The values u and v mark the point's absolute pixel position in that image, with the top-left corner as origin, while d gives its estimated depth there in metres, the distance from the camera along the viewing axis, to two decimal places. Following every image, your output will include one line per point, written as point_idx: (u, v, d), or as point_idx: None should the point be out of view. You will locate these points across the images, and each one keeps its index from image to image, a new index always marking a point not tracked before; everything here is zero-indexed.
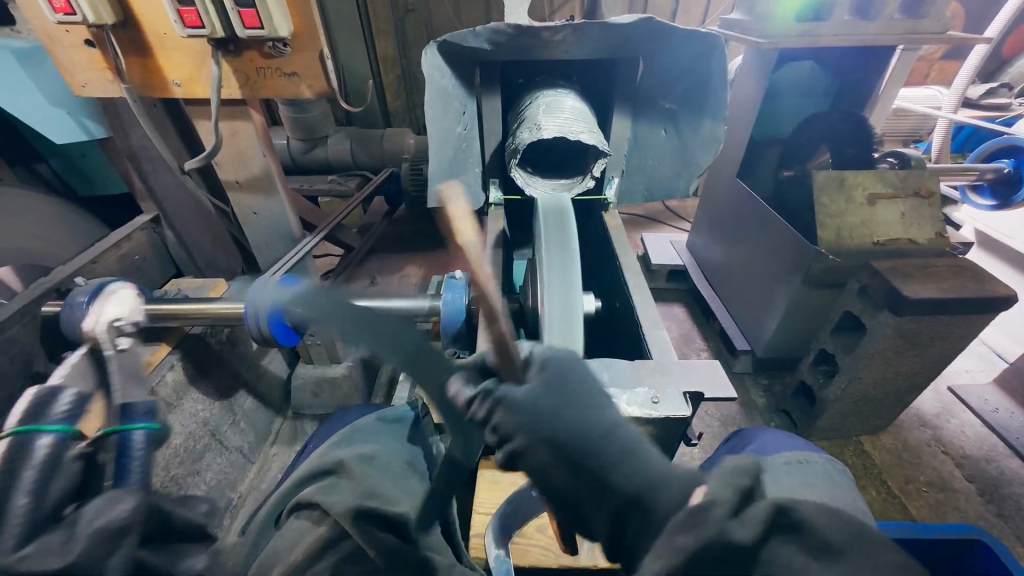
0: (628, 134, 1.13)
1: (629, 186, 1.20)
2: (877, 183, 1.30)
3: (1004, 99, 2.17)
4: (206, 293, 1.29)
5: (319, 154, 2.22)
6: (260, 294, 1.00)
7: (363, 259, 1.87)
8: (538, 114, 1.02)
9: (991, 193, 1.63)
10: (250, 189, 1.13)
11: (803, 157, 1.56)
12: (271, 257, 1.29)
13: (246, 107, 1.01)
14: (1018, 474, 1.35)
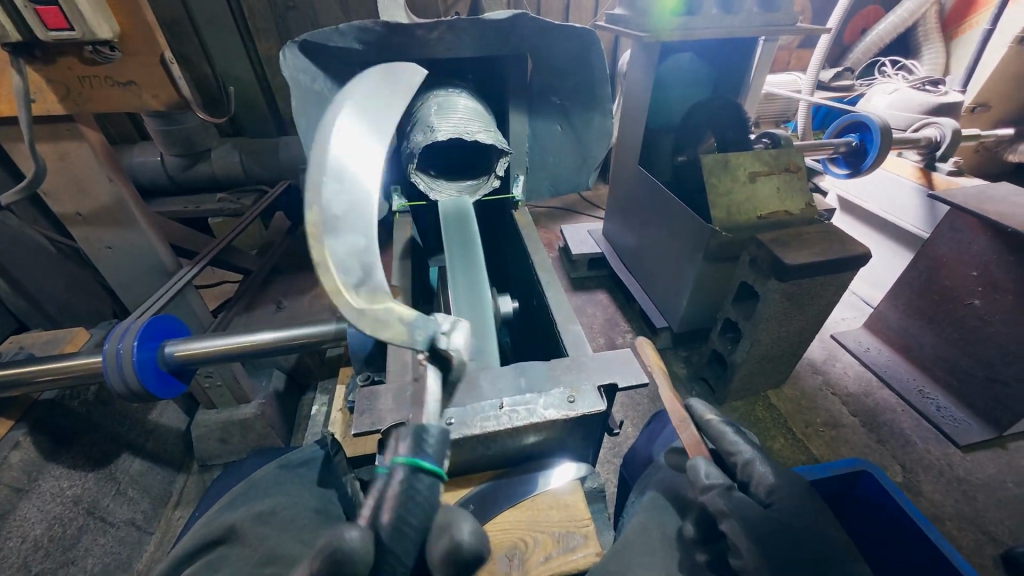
0: (526, 131, 1.12)
1: (535, 183, 1.20)
2: (754, 163, 1.42)
3: (847, 81, 2.51)
4: (59, 349, 1.08)
5: (202, 170, 1.98)
6: (112, 339, 0.86)
7: (266, 282, 1.69)
8: (430, 116, 0.97)
9: (845, 163, 1.87)
10: (98, 220, 0.96)
11: (693, 143, 1.68)
12: (142, 295, 1.12)
13: (76, 124, 0.84)
14: (890, 403, 1.57)
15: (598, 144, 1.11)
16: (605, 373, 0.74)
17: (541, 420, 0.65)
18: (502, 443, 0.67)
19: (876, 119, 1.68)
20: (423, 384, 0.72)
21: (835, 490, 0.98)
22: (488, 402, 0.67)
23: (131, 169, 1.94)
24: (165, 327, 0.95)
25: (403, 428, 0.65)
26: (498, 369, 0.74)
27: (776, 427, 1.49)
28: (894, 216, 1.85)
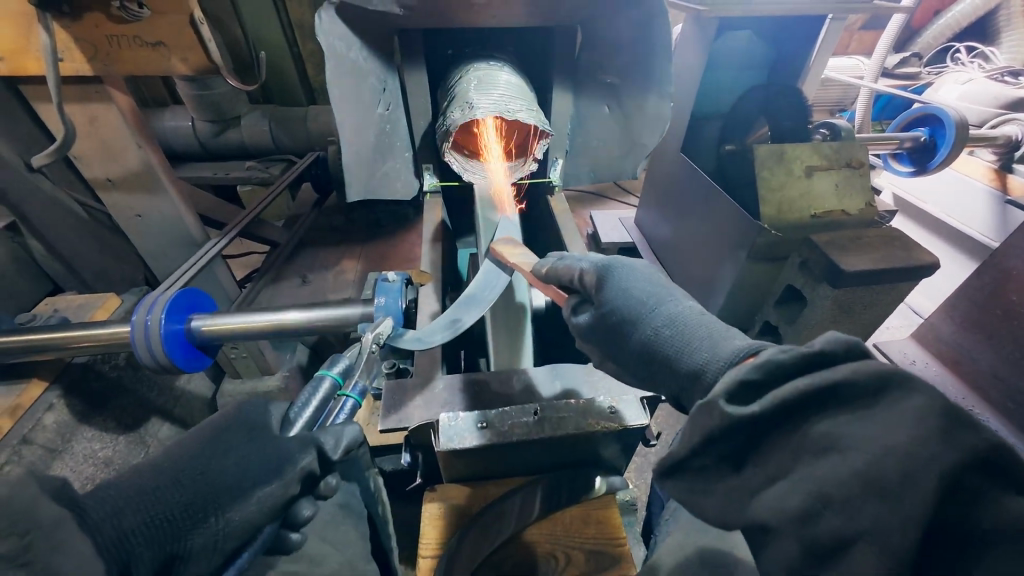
0: (570, 111, 1.04)
1: (574, 168, 1.13)
2: (813, 156, 1.31)
3: (913, 69, 2.30)
4: (90, 313, 1.09)
5: (231, 137, 1.96)
6: (138, 312, 0.85)
7: (291, 255, 1.68)
8: (469, 91, 0.91)
9: (910, 160, 1.71)
10: (128, 188, 0.94)
11: (743, 131, 1.56)
12: (171, 265, 1.11)
13: (105, 86, 0.81)
14: None
15: (648, 129, 1.02)
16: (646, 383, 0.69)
17: (577, 433, 0.60)
18: (534, 451, 0.63)
19: (952, 112, 1.52)
20: (453, 381, 0.69)
21: None
22: (523, 407, 0.63)
23: (163, 133, 1.92)
24: (194, 300, 0.94)
25: (431, 429, 0.62)
26: (532, 372, 0.71)
27: None
28: (958, 220, 1.70)
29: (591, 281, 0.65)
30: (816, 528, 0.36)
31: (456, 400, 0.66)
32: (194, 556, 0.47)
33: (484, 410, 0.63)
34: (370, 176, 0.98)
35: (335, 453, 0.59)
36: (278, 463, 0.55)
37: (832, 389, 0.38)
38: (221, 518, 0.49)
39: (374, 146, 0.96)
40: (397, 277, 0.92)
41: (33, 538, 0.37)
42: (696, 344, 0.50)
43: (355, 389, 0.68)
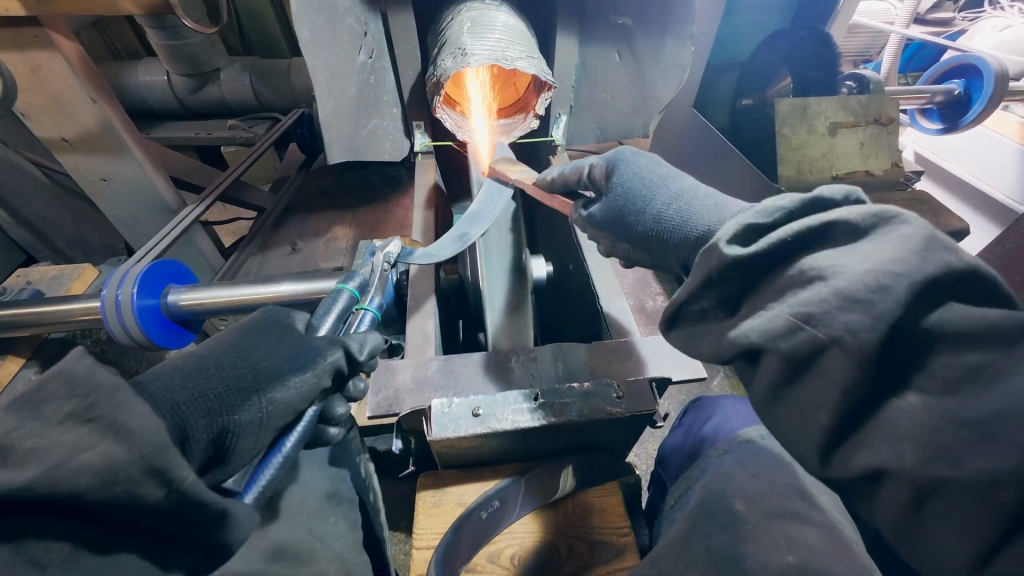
0: (575, 60, 0.93)
1: (579, 126, 1.03)
2: (838, 111, 1.20)
3: (947, 14, 2.11)
4: (65, 285, 1.03)
5: (210, 93, 1.82)
6: (109, 285, 0.80)
7: (280, 221, 1.60)
8: (462, 35, 0.80)
9: (940, 117, 1.59)
10: (87, 149, 0.85)
11: (762, 83, 1.43)
12: (146, 233, 1.03)
13: (44, 29, 0.71)
14: None
15: (663, 80, 0.92)
16: (656, 364, 0.65)
17: (585, 418, 0.56)
18: (534, 438, 0.58)
19: (992, 62, 1.39)
20: (447, 362, 0.64)
21: None
22: (522, 392, 0.58)
23: (136, 88, 1.78)
24: (170, 272, 0.88)
25: (423, 416, 0.57)
26: (533, 350, 0.66)
27: None
28: (984, 182, 1.61)
29: (600, 174, 0.65)
30: (799, 393, 0.38)
31: (450, 382, 0.61)
32: (246, 432, 0.45)
33: (478, 395, 0.58)
34: (353, 136, 0.90)
35: (361, 353, 0.55)
36: (309, 355, 0.52)
37: (826, 229, 0.38)
38: (264, 399, 0.48)
39: (357, 100, 0.86)
40: None
41: (95, 400, 0.35)
42: (699, 212, 0.50)
43: (373, 304, 0.64)
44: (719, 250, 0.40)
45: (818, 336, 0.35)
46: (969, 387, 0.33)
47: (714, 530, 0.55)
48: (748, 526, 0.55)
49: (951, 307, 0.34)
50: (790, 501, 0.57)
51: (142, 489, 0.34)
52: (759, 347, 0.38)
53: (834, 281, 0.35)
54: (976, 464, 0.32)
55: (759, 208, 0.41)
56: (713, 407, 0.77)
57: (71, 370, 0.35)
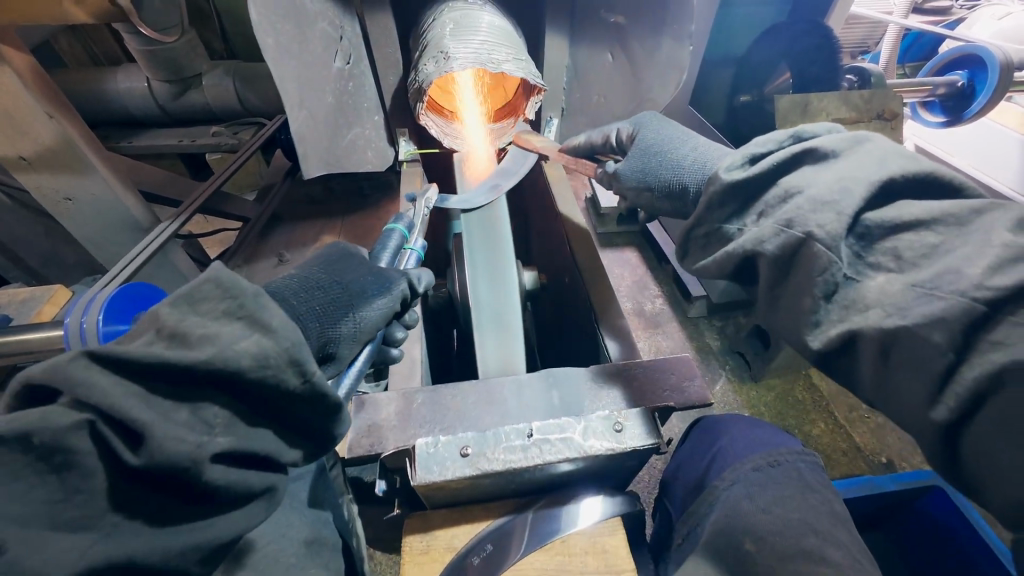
0: (566, 60, 0.88)
1: (571, 129, 0.99)
2: (839, 107, 1.16)
3: (946, 2, 2.06)
4: (35, 308, 0.97)
5: (190, 99, 1.76)
6: (72, 314, 0.74)
7: (264, 231, 1.54)
8: (445, 38, 0.75)
9: (942, 109, 1.55)
10: (48, 168, 0.80)
11: (761, 79, 1.38)
12: (118, 253, 0.98)
13: None
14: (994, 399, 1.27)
15: (657, 81, 0.88)
16: (657, 390, 0.60)
17: (580, 455, 0.52)
18: (528, 476, 0.54)
19: (996, 51, 1.35)
20: (433, 393, 0.59)
21: (921, 526, 0.83)
22: (515, 426, 0.54)
23: (114, 95, 1.72)
24: (140, 295, 0.82)
25: (408, 456, 0.53)
26: (526, 377, 0.61)
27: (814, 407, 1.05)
28: (988, 175, 1.56)
29: (627, 137, 0.77)
30: (788, 289, 0.48)
31: (437, 417, 0.57)
32: (342, 343, 0.53)
33: (468, 431, 0.54)
34: (333, 148, 0.85)
35: (420, 287, 0.62)
36: (383, 283, 0.59)
37: (801, 156, 0.50)
38: (355, 317, 0.54)
39: (335, 109, 0.81)
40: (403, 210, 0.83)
41: (242, 302, 0.40)
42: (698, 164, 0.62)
43: (418, 245, 0.71)
44: (719, 175, 0.53)
45: (796, 235, 0.45)
46: (925, 261, 0.40)
47: None
48: None
49: (907, 203, 0.43)
50: (802, 539, 0.52)
51: (287, 374, 0.40)
52: (751, 252, 0.49)
53: (809, 192, 0.46)
54: (926, 309, 0.38)
55: (752, 145, 0.54)
56: (717, 429, 0.71)
57: (221, 275, 0.41)
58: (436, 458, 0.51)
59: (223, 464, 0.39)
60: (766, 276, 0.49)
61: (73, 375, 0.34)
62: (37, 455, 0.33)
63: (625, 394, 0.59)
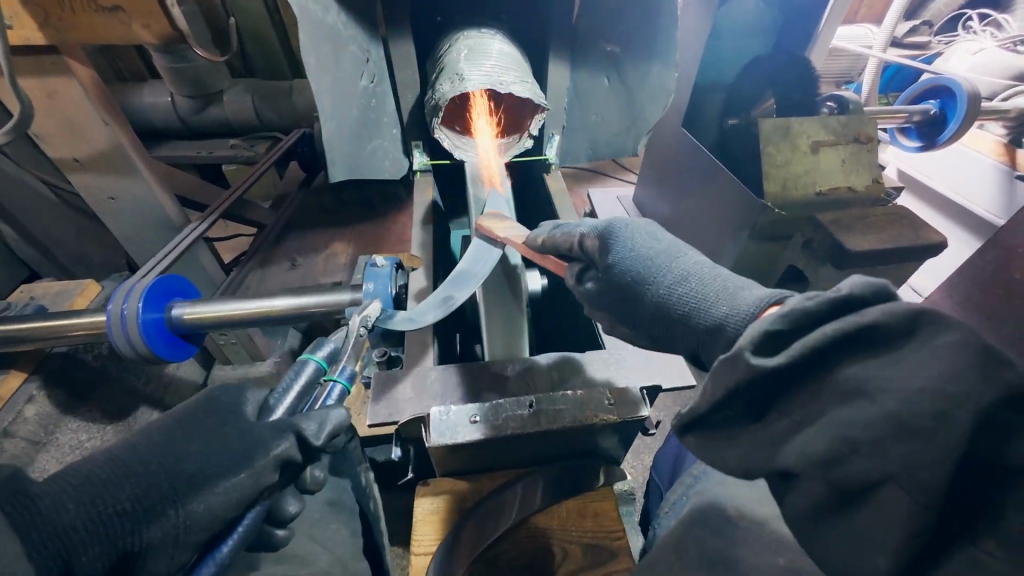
0: (567, 83, 0.98)
1: (571, 144, 1.07)
2: (819, 130, 1.25)
3: (923, 38, 2.19)
4: (68, 301, 1.04)
5: (212, 114, 1.86)
6: (116, 297, 0.82)
7: (279, 237, 1.62)
8: (459, 62, 0.84)
9: (918, 135, 1.66)
10: (96, 169, 0.89)
11: (747, 104, 1.48)
12: (148, 250, 1.06)
13: (64, 56, 0.75)
14: None
15: (652, 105, 0.96)
16: (647, 373, 0.67)
17: (578, 423, 0.58)
18: (530, 444, 0.60)
19: (964, 83, 1.47)
20: (446, 371, 0.66)
21: None
22: (518, 399, 0.61)
23: (141, 109, 1.83)
24: (176, 287, 0.90)
25: (423, 422, 0.59)
26: (530, 359, 0.68)
27: None
28: (963, 197, 1.66)
29: (593, 245, 0.61)
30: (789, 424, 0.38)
31: (451, 393, 0.64)
32: (151, 551, 0.45)
33: (477, 403, 0.60)
34: (355, 156, 0.94)
35: (317, 439, 0.54)
36: (252, 449, 0.52)
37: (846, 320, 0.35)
38: (179, 511, 0.46)
39: (358, 121, 0.90)
40: (387, 261, 0.86)
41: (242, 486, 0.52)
42: (713, 296, 0.46)
43: (343, 374, 0.61)
44: (745, 360, 0.35)
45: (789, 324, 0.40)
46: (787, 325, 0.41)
47: (706, 535, 0.57)
48: (739, 530, 0.57)
49: None
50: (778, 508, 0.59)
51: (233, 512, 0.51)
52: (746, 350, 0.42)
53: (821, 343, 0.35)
54: None
55: (775, 317, 0.36)
56: None
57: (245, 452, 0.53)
58: (455, 422, 0.57)
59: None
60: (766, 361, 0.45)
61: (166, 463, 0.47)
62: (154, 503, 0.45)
63: (619, 375, 0.67)
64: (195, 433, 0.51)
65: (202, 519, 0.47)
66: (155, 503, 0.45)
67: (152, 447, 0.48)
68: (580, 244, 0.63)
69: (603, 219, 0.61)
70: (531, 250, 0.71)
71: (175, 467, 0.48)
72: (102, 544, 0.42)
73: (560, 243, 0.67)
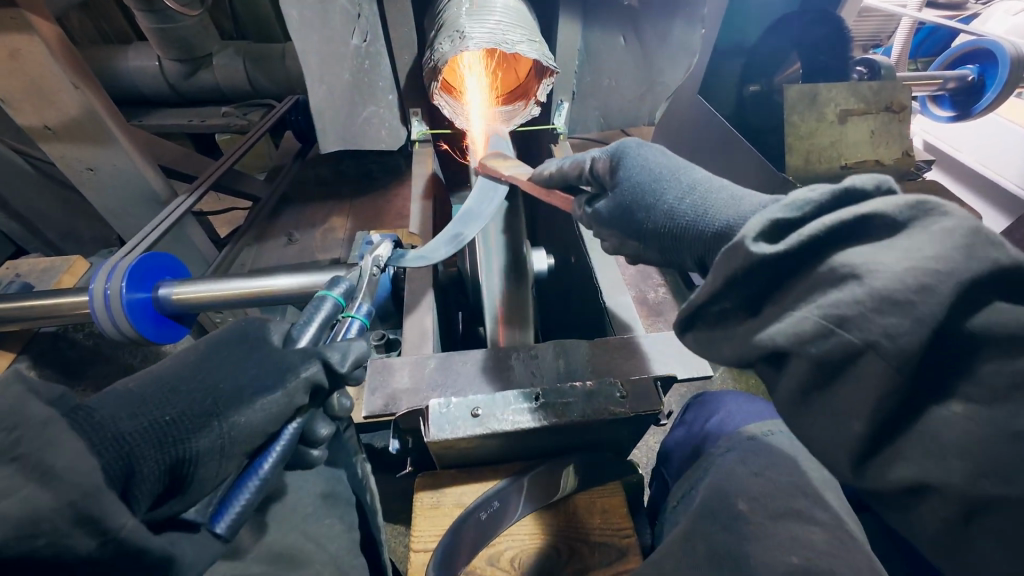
0: (579, 44, 0.89)
1: (581, 112, 1.00)
2: (848, 97, 1.16)
3: None
4: (56, 278, 1.00)
5: (201, 79, 1.76)
6: (98, 278, 0.78)
7: (274, 211, 1.56)
8: (460, 17, 0.76)
9: (951, 104, 1.55)
10: (71, 138, 0.82)
11: (771, 69, 1.38)
12: (134, 225, 1.00)
13: (23, 11, 0.68)
14: None
15: (671, 66, 0.92)
16: (661, 363, 0.63)
17: (586, 418, 0.54)
18: (535, 439, 0.57)
19: (1007, 46, 1.35)
20: (445, 360, 0.62)
21: None
22: (522, 391, 0.57)
23: (126, 74, 1.73)
24: (161, 265, 0.85)
25: (421, 416, 0.56)
26: (534, 347, 0.64)
27: None
28: (993, 171, 1.57)
29: (604, 168, 0.61)
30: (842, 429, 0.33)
31: (450, 383, 0.59)
32: (201, 460, 0.44)
33: (479, 395, 0.56)
34: (347, 124, 0.87)
35: (342, 366, 0.52)
36: (282, 372, 0.50)
37: (862, 222, 0.32)
38: (224, 423, 0.46)
39: (351, 86, 0.82)
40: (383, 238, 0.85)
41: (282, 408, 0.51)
42: (715, 205, 0.45)
43: (361, 312, 0.61)
44: (742, 249, 0.35)
45: (851, 341, 0.31)
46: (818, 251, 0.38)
47: (715, 530, 0.52)
48: (751, 524, 0.52)
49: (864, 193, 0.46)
50: (792, 499, 0.54)
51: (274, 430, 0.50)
52: (780, 346, 0.34)
53: (869, 281, 0.30)
54: None
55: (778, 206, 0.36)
56: (715, 405, 0.74)
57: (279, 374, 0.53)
58: (454, 417, 0.54)
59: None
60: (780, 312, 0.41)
61: (209, 379, 0.47)
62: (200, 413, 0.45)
63: (630, 365, 0.62)
64: (228, 358, 0.50)
65: (248, 430, 0.46)
66: (203, 415, 0.45)
67: (192, 368, 0.48)
68: (589, 168, 0.63)
69: (614, 142, 0.61)
70: (536, 185, 0.73)
71: (214, 383, 0.47)
72: (156, 447, 0.41)
73: (570, 172, 0.67)
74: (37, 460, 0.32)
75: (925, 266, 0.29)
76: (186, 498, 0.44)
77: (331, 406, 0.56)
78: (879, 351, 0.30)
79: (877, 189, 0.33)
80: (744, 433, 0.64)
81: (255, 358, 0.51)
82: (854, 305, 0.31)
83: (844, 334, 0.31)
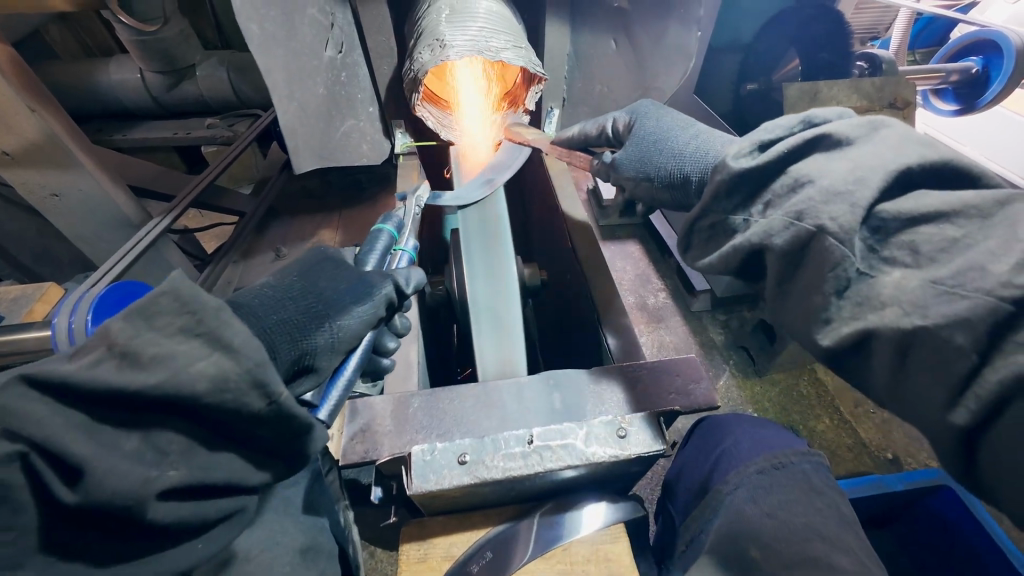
0: (568, 49, 0.87)
1: (573, 120, 0.96)
2: (849, 95, 1.12)
3: None
4: (27, 308, 0.95)
5: (184, 91, 1.71)
6: (60, 312, 0.73)
7: (261, 225, 1.51)
8: (440, 25, 0.71)
9: (955, 97, 1.50)
10: (31, 163, 0.78)
11: (768, 66, 1.34)
12: (107, 250, 0.96)
13: None
14: None
15: (665, 69, 0.83)
16: (662, 393, 0.58)
17: (580, 463, 0.50)
18: (528, 484, 0.52)
19: (1011, 36, 1.31)
20: (429, 399, 0.57)
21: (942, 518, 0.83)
22: (513, 432, 0.52)
23: (106, 87, 1.68)
24: (132, 295, 0.81)
25: (404, 463, 0.51)
26: (525, 379, 0.59)
27: (821, 404, 1.12)
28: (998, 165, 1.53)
29: (623, 126, 0.71)
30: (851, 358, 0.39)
31: (434, 423, 0.55)
32: (319, 354, 0.51)
33: (466, 438, 0.52)
34: (325, 138, 0.82)
35: (408, 287, 0.63)
36: (367, 287, 0.58)
37: (818, 139, 0.43)
38: (333, 325, 0.53)
39: (328, 99, 0.79)
40: None
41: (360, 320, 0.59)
42: (707, 147, 0.56)
43: (408, 246, 0.71)
44: (727, 164, 0.46)
45: (806, 229, 0.39)
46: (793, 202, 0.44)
47: None
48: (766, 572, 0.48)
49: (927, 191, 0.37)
50: (809, 544, 0.49)
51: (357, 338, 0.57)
52: (757, 246, 0.43)
53: (818, 182, 0.40)
54: None
55: (761, 129, 0.46)
56: (723, 430, 0.68)
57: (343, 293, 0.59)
58: (438, 465, 0.49)
59: (172, 502, 0.38)
60: (776, 273, 0.43)
61: (312, 287, 0.55)
62: (314, 314, 0.52)
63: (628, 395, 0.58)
64: (321, 274, 0.58)
65: (349, 335, 0.54)
66: (314, 317, 0.52)
67: (300, 280, 0.55)
68: (610, 127, 0.73)
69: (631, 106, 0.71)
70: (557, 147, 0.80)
71: (317, 291, 0.54)
72: (286, 341, 0.49)
73: (591, 133, 0.77)
74: (216, 336, 0.37)
75: (864, 167, 0.38)
76: (309, 387, 0.51)
77: (393, 325, 0.65)
78: (826, 233, 0.38)
79: (833, 118, 0.45)
80: (754, 465, 0.58)
81: (341, 274, 0.58)
82: (807, 201, 0.40)
83: (802, 224, 0.40)
